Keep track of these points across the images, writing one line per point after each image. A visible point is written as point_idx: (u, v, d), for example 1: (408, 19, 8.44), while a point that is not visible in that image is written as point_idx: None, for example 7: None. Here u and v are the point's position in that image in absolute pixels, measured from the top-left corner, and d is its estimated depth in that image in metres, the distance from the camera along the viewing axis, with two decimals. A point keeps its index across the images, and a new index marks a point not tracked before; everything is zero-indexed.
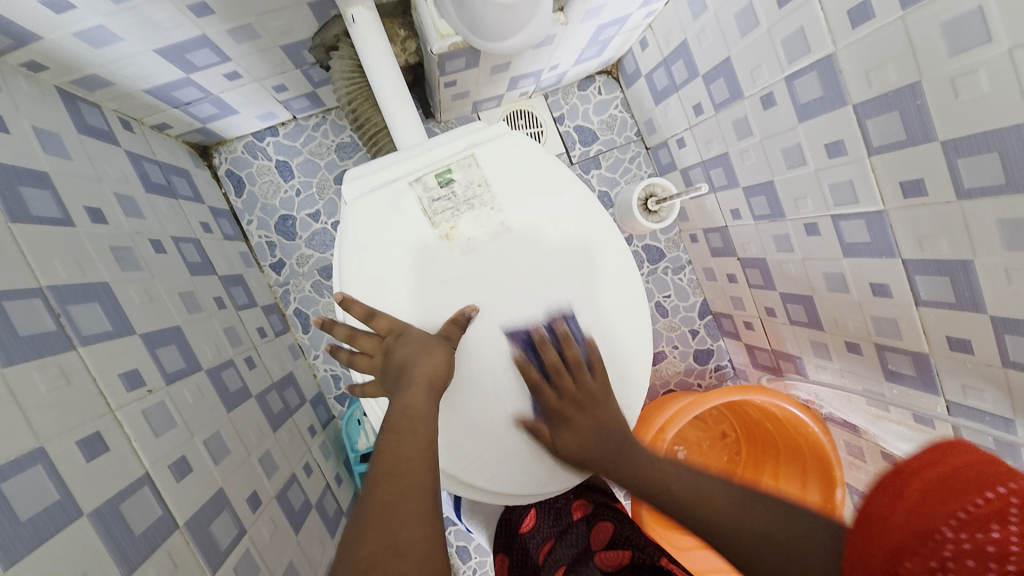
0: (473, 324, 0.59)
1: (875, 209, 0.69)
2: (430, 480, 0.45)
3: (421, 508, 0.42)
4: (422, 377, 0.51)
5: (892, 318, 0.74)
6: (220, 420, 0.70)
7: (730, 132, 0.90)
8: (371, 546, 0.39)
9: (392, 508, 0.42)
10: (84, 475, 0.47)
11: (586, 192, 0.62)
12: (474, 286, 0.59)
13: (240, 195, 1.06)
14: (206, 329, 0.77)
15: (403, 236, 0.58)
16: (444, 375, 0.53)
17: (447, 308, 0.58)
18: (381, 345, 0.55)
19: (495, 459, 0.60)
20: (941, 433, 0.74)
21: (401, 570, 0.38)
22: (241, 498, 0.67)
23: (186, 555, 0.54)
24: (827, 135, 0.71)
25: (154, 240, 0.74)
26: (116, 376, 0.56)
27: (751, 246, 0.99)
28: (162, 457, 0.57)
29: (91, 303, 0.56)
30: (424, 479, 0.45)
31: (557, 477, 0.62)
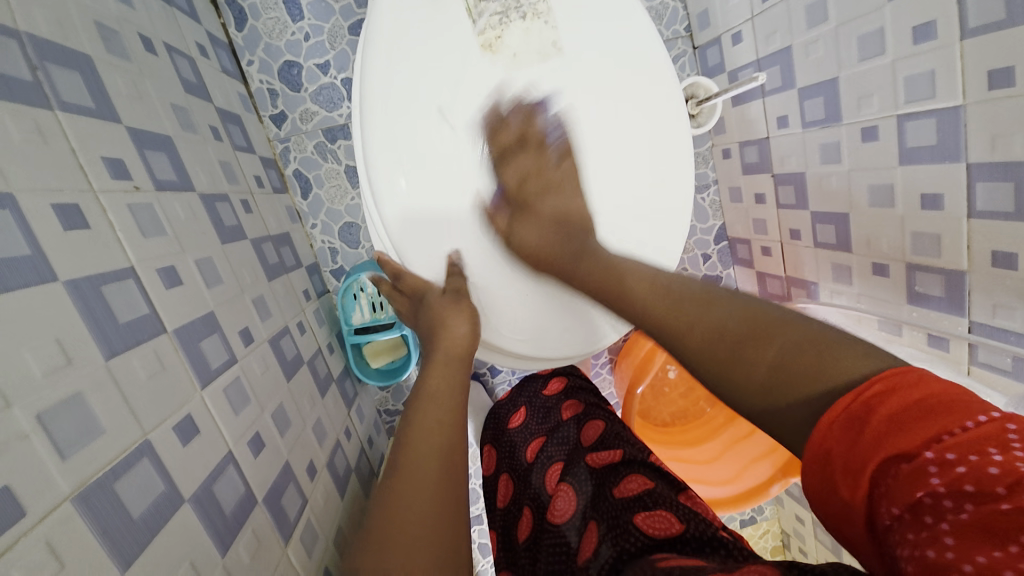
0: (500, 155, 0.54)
1: (952, 105, 0.62)
2: (439, 442, 0.49)
3: (429, 469, 0.47)
4: (443, 353, 0.56)
5: (934, 233, 0.70)
6: (213, 247, 0.64)
7: (801, 20, 0.81)
8: (380, 519, 0.44)
9: (397, 485, 0.46)
10: (61, 241, 0.40)
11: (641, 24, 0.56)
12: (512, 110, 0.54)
13: (241, 29, 0.94)
14: (201, 154, 0.70)
15: (441, 37, 0.52)
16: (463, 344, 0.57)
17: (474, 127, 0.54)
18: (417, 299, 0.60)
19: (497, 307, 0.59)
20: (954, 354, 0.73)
21: (410, 536, 0.42)
22: (233, 329, 0.63)
23: (174, 360, 0.49)
24: (919, 15, 0.63)
25: (143, 35, 0.64)
26: (100, 157, 0.48)
27: (791, 159, 0.93)
28: (150, 259, 0.51)
29: (70, 69, 0.48)
30: (434, 443, 0.49)
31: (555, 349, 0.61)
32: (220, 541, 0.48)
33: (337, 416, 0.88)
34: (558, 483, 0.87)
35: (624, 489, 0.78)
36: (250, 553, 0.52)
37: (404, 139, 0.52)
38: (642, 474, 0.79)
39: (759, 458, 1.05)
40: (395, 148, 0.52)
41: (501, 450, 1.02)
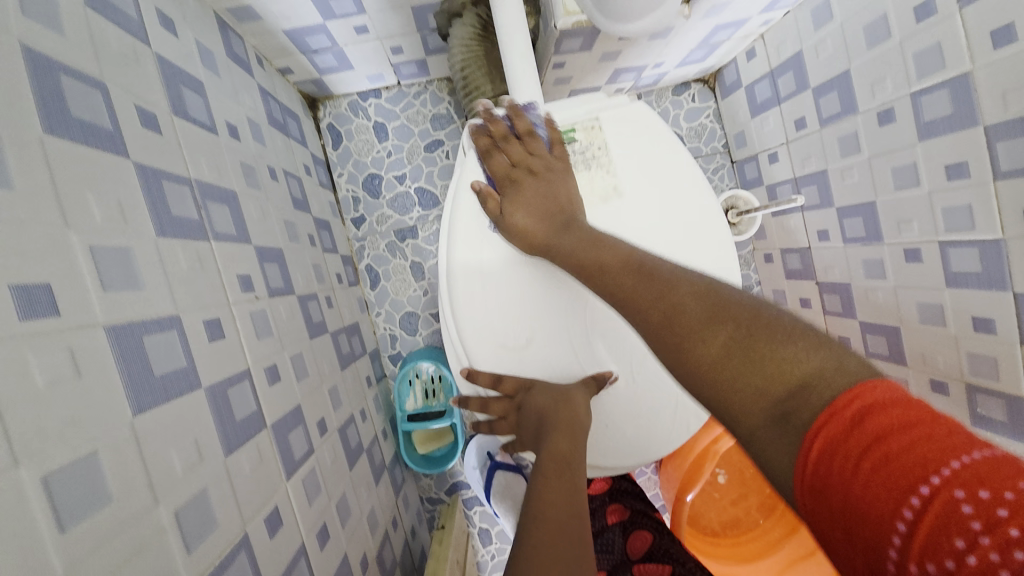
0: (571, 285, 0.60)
1: (993, 237, 0.66)
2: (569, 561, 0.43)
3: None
4: (563, 420, 0.57)
5: (991, 356, 0.70)
6: (303, 343, 0.73)
7: (834, 149, 0.88)
8: None
9: None
10: (205, 351, 0.49)
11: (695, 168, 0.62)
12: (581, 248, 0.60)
13: (336, 148, 1.11)
14: (301, 260, 0.81)
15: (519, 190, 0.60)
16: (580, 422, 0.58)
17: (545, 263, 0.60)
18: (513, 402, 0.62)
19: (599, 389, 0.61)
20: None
21: None
22: (313, 419, 0.69)
23: (270, 454, 0.55)
24: (949, 157, 0.69)
25: (270, 167, 0.78)
26: (234, 275, 0.58)
27: (835, 270, 0.96)
28: (260, 359, 0.59)
29: (223, 204, 0.60)
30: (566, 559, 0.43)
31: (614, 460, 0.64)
32: None
33: (387, 504, 0.90)
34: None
35: None
36: None
37: (484, 278, 0.60)
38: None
39: None
40: (477, 285, 0.60)
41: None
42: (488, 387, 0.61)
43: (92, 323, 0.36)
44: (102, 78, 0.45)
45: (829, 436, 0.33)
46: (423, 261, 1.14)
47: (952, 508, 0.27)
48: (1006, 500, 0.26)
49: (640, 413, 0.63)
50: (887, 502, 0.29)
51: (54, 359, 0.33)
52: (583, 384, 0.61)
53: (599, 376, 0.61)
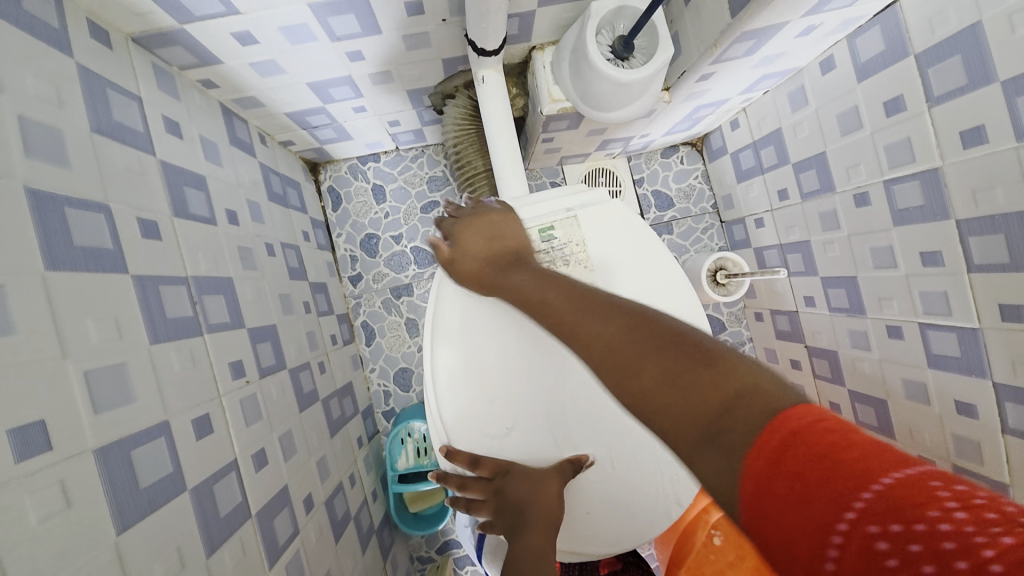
0: (550, 374, 0.61)
1: (968, 325, 0.67)
2: None
3: None
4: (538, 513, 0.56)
5: (974, 440, 0.70)
6: (293, 418, 0.74)
7: (816, 222, 0.91)
8: None
9: None
10: (192, 451, 0.51)
11: (672, 262, 0.64)
12: (561, 338, 0.62)
13: (336, 210, 1.16)
14: (295, 331, 0.84)
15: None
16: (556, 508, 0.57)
17: (523, 350, 0.61)
18: (490, 485, 0.60)
19: (576, 473, 0.61)
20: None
21: None
22: (299, 497, 0.70)
23: (253, 545, 0.56)
24: (922, 244, 0.71)
25: (268, 243, 0.82)
26: (227, 364, 0.61)
27: (822, 336, 0.97)
28: (248, 446, 0.61)
29: (218, 294, 0.63)
30: None
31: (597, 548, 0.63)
32: None
33: (374, 571, 0.90)
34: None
35: None
36: None
37: (465, 367, 0.61)
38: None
39: None
40: (459, 374, 0.61)
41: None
42: (466, 467, 0.60)
43: (82, 450, 0.39)
44: (105, 199, 0.49)
45: (759, 468, 0.29)
46: (418, 319, 1.16)
47: (893, 512, 0.23)
48: (960, 509, 0.22)
49: (622, 500, 0.62)
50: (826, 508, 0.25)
51: (44, 494, 0.35)
52: (559, 470, 0.60)
53: (576, 460, 0.61)
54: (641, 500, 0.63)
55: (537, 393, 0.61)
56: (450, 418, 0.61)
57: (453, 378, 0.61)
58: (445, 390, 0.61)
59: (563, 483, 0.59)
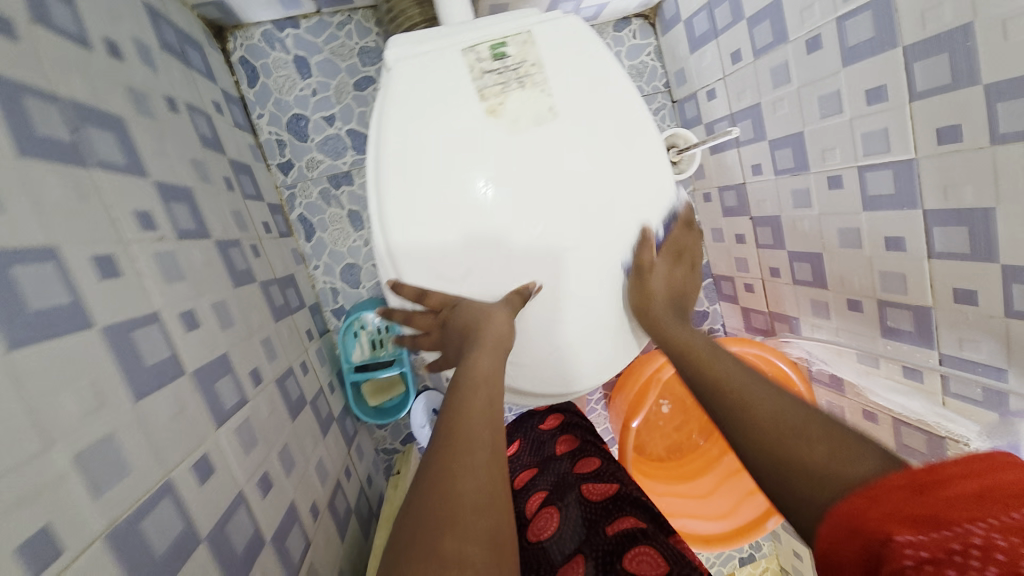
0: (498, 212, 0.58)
1: (905, 158, 0.70)
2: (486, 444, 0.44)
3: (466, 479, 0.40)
4: (489, 339, 0.53)
5: (900, 272, 0.76)
6: (225, 291, 0.67)
7: (767, 80, 0.90)
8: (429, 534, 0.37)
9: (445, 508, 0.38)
10: (96, 290, 0.43)
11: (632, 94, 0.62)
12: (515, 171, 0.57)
13: (253, 86, 1.01)
14: (217, 203, 0.74)
15: (450, 106, 0.56)
16: (505, 339, 0.54)
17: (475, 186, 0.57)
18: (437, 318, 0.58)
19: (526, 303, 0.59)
20: (931, 386, 0.77)
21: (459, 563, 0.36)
22: (243, 370, 0.65)
23: (191, 402, 0.51)
24: (869, 81, 0.72)
25: (169, 96, 0.69)
26: (130, 211, 0.52)
27: (767, 203, 1.00)
28: (172, 304, 0.54)
29: (108, 131, 0.52)
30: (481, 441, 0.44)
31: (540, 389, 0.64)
32: None
33: (337, 455, 0.88)
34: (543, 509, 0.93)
35: (616, 528, 0.82)
36: None
37: (415, 201, 0.56)
38: (634, 515, 0.82)
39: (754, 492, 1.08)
40: (406, 209, 0.56)
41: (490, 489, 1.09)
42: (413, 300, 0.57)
43: None
44: None
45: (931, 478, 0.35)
46: (362, 210, 1.08)
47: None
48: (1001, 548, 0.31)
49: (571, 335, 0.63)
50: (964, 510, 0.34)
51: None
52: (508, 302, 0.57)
53: (525, 290, 0.59)
54: (589, 337, 0.64)
55: (492, 228, 0.57)
56: (400, 255, 0.57)
57: (401, 214, 0.56)
58: (393, 227, 0.56)
59: (509, 313, 0.56)
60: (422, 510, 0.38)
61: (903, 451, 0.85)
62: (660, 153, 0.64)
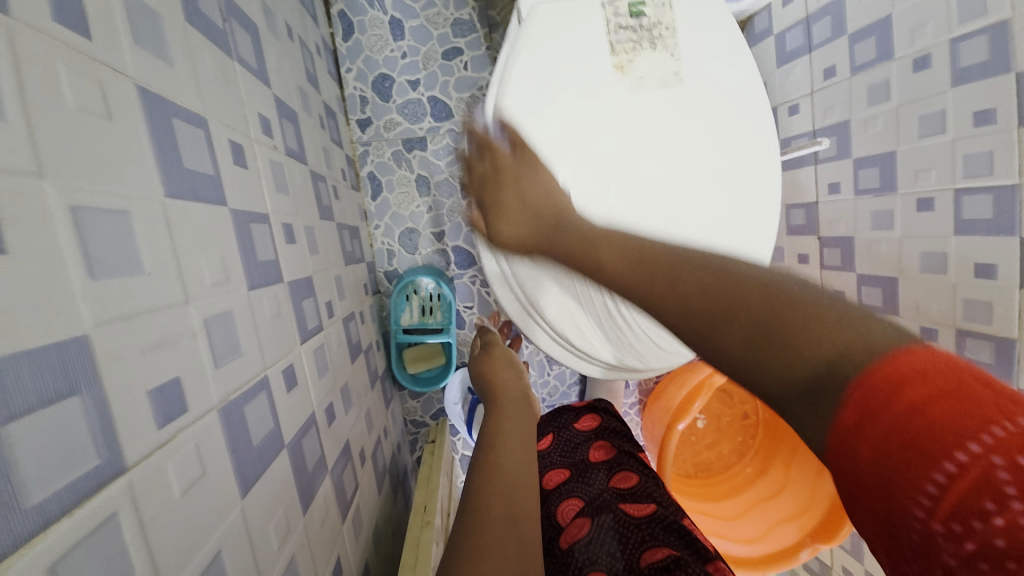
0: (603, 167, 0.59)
1: (1009, 182, 0.69)
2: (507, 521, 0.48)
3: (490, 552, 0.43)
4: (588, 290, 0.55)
5: (986, 301, 0.74)
6: (313, 219, 0.67)
7: (861, 98, 0.89)
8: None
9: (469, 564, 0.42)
10: (230, 171, 0.43)
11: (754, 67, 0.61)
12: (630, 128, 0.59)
13: (346, 40, 1.03)
14: (312, 135, 0.74)
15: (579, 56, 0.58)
16: None
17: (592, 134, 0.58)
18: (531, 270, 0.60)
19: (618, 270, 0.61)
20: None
21: None
22: (321, 299, 0.64)
23: (286, 309, 0.50)
24: (979, 102, 0.71)
25: (287, 23, 0.71)
26: (256, 113, 0.52)
27: (840, 223, 0.99)
28: (278, 211, 0.53)
29: (246, 32, 0.53)
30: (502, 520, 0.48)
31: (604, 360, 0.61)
32: (303, 499, 0.46)
33: (380, 412, 0.87)
34: (576, 517, 0.88)
35: (649, 558, 0.75)
36: (321, 518, 0.50)
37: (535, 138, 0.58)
38: (668, 545, 0.75)
39: (785, 521, 1.02)
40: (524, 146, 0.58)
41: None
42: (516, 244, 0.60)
43: (124, 71, 0.30)
44: None
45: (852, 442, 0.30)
46: (430, 176, 1.08)
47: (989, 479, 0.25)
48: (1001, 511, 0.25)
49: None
50: (906, 470, 0.28)
51: (82, 79, 0.27)
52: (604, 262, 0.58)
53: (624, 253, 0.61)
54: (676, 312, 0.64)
55: (599, 177, 0.58)
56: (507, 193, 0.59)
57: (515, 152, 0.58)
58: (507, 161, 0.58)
59: None
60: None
61: None
62: (773, 134, 0.62)
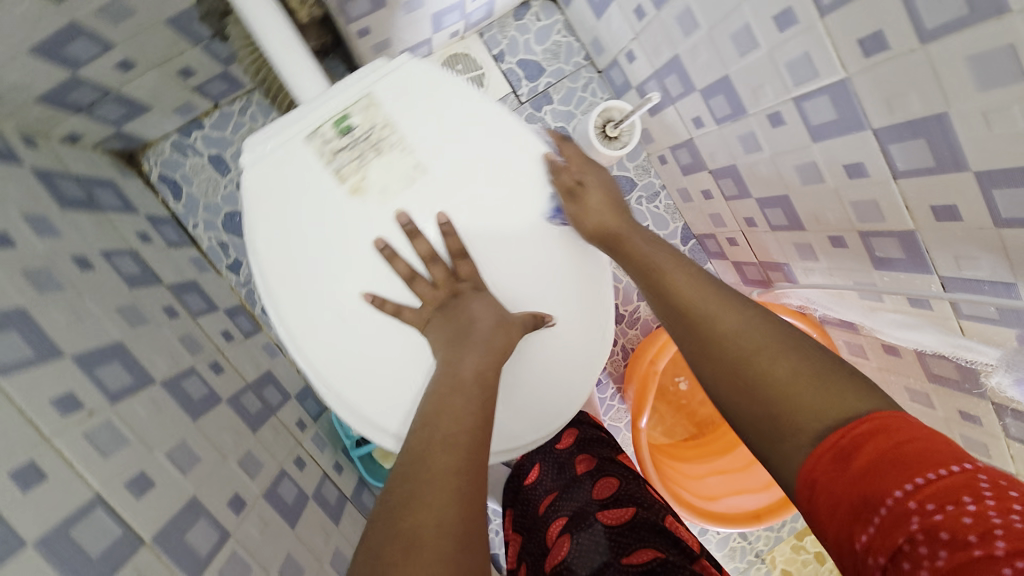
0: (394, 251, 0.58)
1: (837, 79, 0.61)
2: (458, 450, 0.48)
3: (445, 517, 0.43)
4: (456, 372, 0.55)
5: (871, 200, 0.68)
6: (184, 429, 0.68)
7: (676, 31, 0.81)
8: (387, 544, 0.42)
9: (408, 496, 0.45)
10: (22, 507, 0.46)
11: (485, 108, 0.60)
12: (393, 234, 0.58)
13: (178, 198, 1.00)
14: (158, 342, 0.74)
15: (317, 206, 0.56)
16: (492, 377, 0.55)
17: (356, 250, 0.58)
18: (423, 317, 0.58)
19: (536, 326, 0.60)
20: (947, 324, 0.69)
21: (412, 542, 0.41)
22: (219, 504, 0.66)
23: (157, 569, 0.54)
24: (774, 6, 0.62)
25: (78, 256, 0.70)
26: (47, 401, 0.53)
27: (719, 154, 0.92)
28: (116, 476, 0.55)
29: (6, 332, 0.53)
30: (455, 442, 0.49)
31: (602, 320, 0.61)
32: None
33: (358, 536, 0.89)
34: (559, 538, 0.87)
35: (632, 560, 0.77)
36: None
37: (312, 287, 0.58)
38: (653, 547, 0.78)
39: None
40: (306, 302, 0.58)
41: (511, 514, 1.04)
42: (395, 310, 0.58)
43: None
44: None
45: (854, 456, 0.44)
46: None
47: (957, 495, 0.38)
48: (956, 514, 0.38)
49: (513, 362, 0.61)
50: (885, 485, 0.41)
51: None
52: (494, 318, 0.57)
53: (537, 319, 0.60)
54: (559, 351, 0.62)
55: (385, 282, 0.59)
56: (318, 362, 0.58)
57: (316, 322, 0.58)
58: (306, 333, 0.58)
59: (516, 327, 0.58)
60: (396, 496, 0.45)
61: (937, 381, 0.78)
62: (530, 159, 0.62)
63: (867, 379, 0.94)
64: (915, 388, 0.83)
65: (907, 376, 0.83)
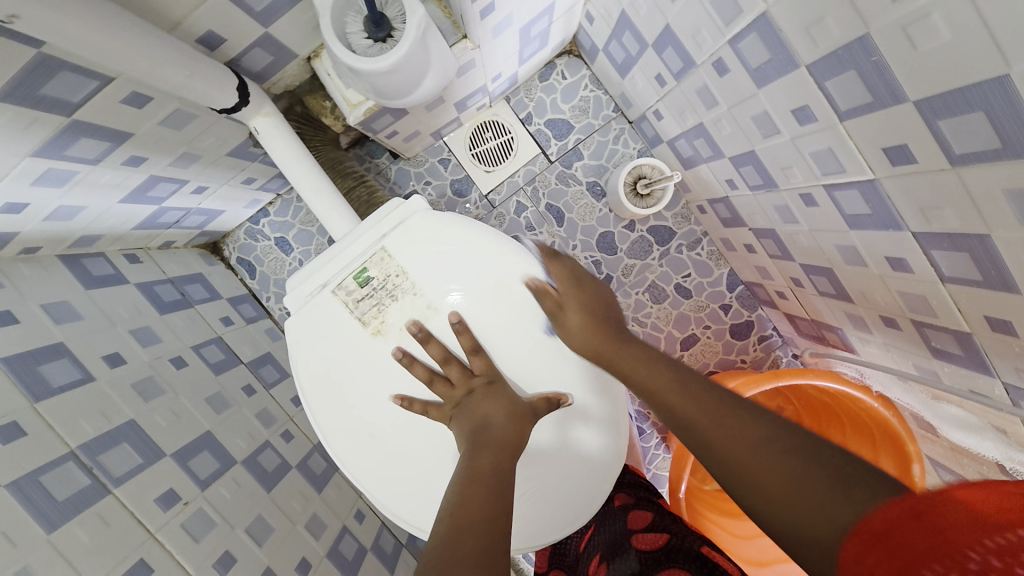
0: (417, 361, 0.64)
1: (865, 178, 0.56)
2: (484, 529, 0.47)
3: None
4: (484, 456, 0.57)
5: (919, 294, 0.61)
6: (261, 503, 0.80)
7: (697, 102, 0.77)
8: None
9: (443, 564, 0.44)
10: None
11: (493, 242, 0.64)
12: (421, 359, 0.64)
13: (254, 277, 1.16)
14: (238, 421, 0.88)
15: (352, 350, 0.63)
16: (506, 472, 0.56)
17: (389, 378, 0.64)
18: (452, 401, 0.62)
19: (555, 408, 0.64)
20: (1016, 432, 0.60)
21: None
22: (289, 569, 0.77)
23: None
24: (791, 101, 0.58)
25: (174, 357, 0.85)
26: (152, 501, 0.66)
27: (757, 217, 0.86)
28: (206, 558, 0.67)
29: (121, 445, 0.66)
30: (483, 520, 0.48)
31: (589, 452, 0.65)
32: None
33: None
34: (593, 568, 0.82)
35: None
36: None
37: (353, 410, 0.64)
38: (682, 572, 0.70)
39: None
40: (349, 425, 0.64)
41: (552, 548, 1.03)
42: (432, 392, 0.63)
43: None
44: None
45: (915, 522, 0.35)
46: None
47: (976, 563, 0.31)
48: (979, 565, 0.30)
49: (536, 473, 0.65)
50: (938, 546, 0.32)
51: None
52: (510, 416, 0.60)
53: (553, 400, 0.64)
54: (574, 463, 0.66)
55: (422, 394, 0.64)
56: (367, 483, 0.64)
57: (358, 451, 0.64)
58: (351, 462, 0.64)
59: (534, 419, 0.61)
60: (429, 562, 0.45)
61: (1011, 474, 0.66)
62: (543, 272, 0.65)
63: (937, 451, 0.81)
64: (992, 476, 0.71)
65: (980, 463, 0.71)
